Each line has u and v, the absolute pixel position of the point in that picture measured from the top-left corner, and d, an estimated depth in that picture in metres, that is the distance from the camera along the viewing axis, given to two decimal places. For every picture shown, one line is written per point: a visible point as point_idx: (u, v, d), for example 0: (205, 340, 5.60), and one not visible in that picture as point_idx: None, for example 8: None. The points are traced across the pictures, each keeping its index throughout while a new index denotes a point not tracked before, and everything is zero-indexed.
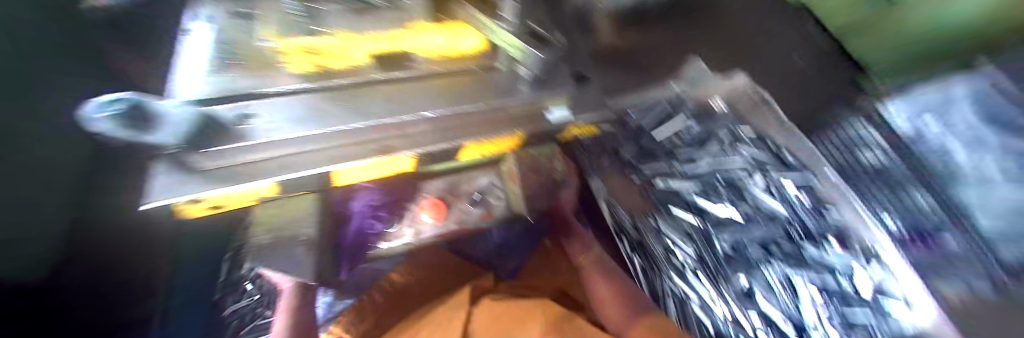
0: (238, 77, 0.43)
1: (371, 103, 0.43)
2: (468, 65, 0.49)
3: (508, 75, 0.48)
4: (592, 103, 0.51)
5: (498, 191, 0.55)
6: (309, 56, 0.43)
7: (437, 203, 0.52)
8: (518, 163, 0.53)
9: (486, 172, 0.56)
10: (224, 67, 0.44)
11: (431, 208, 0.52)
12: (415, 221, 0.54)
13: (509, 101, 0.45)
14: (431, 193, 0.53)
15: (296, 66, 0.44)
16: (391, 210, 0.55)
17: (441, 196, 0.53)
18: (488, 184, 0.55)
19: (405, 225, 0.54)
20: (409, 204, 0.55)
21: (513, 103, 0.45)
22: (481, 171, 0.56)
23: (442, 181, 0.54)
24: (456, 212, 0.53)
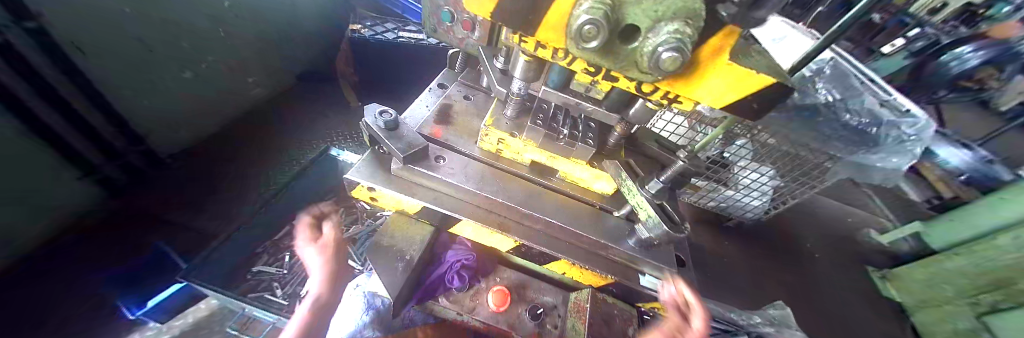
0: (440, 125, 0.58)
1: (512, 189, 0.54)
2: (592, 200, 0.58)
3: (621, 227, 0.55)
4: None
5: (557, 315, 0.55)
6: (499, 144, 0.55)
7: (504, 292, 0.55)
8: (592, 303, 0.54)
9: (554, 292, 0.58)
10: (433, 114, 0.61)
11: (496, 295, 0.54)
12: (478, 298, 0.54)
13: (616, 248, 0.52)
14: (502, 281, 0.57)
15: (483, 144, 0.56)
16: (472, 277, 0.56)
17: (509, 287, 0.56)
18: (551, 303, 0.56)
19: (468, 297, 0.54)
20: (482, 278, 0.56)
21: (617, 250, 0.52)
22: (550, 287, 0.58)
23: (516, 273, 0.59)
24: (514, 311, 0.54)
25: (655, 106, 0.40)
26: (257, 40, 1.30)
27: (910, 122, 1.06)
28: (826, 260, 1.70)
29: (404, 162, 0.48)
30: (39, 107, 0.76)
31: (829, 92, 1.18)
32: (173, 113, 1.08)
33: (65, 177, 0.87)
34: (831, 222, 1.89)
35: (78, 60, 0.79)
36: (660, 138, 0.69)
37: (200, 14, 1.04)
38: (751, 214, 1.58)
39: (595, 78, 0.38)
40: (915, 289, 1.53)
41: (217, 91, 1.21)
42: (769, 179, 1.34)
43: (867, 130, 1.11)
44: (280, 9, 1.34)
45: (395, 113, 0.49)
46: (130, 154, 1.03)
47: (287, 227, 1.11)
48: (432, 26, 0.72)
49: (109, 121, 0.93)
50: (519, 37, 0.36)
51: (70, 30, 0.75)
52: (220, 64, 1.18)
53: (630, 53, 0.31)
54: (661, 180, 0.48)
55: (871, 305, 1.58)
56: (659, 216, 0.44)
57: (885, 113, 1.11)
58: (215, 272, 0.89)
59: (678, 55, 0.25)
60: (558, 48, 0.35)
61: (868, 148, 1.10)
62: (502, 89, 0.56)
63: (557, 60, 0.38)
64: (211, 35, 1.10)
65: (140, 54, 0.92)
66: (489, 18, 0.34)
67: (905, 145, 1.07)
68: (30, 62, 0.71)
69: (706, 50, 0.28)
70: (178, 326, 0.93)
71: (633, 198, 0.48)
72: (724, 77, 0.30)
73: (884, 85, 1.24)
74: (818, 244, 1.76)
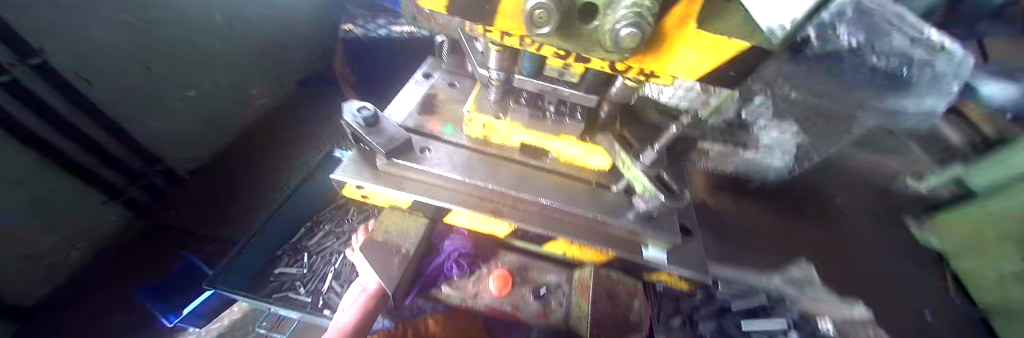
0: (427, 117, 0.58)
1: (502, 174, 0.53)
2: (588, 178, 0.55)
3: (621, 202, 0.53)
4: (692, 260, 0.51)
5: (562, 292, 0.56)
6: (485, 129, 0.53)
7: (506, 275, 0.55)
8: (596, 280, 0.53)
9: (558, 270, 0.58)
10: (418, 105, 0.60)
11: (498, 278, 0.55)
12: (480, 283, 0.55)
13: (614, 223, 0.50)
14: (504, 264, 0.58)
15: (470, 131, 0.55)
16: (471, 263, 0.57)
17: (509, 270, 0.57)
18: (555, 282, 0.57)
19: (470, 283, 0.55)
20: (483, 264, 0.57)
21: (615, 225, 0.50)
22: (554, 267, 0.58)
23: (518, 257, 0.59)
24: (518, 293, 0.55)
25: (634, 84, 0.38)
26: (255, 50, 1.31)
27: (947, 58, 0.96)
28: (858, 215, 1.60)
29: (387, 157, 0.48)
30: (53, 137, 0.80)
31: (853, 36, 0.98)
32: (183, 131, 1.12)
33: (93, 199, 0.93)
34: (862, 175, 1.77)
35: (84, 89, 0.82)
36: None
37: (196, 31, 1.05)
38: (774, 174, 1.50)
39: (567, 62, 0.35)
40: (957, 237, 1.43)
41: (222, 105, 1.24)
42: (794, 138, 1.26)
43: (898, 73, 0.98)
44: (274, 15, 1.34)
45: (374, 108, 0.49)
46: (154, 176, 1.11)
47: (302, 229, 1.12)
48: (411, 14, 0.69)
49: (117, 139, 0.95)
50: (482, 29, 0.34)
51: (76, 59, 0.77)
52: (222, 78, 1.19)
53: (592, 33, 0.28)
54: (654, 150, 0.42)
55: (910, 257, 1.50)
56: (655, 185, 0.42)
57: (917, 52, 0.97)
58: (239, 279, 0.94)
59: (637, 31, 0.22)
60: (522, 35, 0.32)
61: (897, 94, 1.01)
62: (483, 72, 0.53)
63: (526, 47, 0.36)
64: (210, 50, 1.12)
65: (144, 76, 0.94)
66: (445, 12, 0.31)
67: (941, 82, 0.97)
68: (39, 95, 0.75)
69: (671, 17, 0.26)
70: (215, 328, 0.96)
71: (629, 171, 0.46)
72: (689, 46, 0.28)
73: (915, 19, 1.07)
74: (850, 198, 1.66)
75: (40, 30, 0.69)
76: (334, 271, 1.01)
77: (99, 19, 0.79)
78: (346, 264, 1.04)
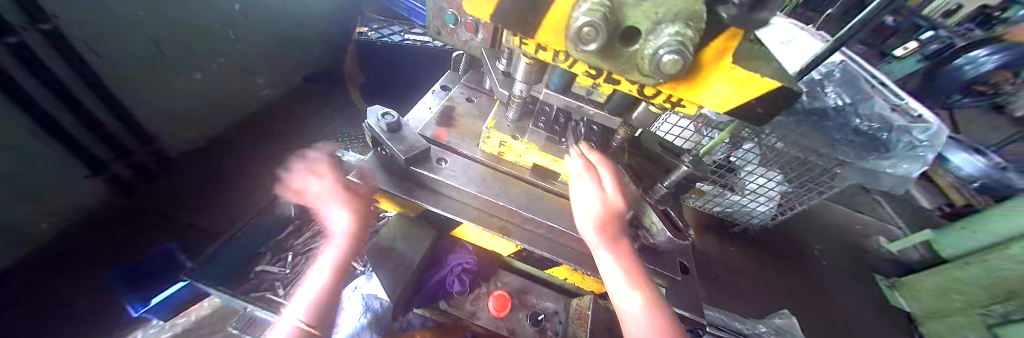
0: (444, 128, 0.59)
1: (514, 193, 0.53)
2: None
3: None
4: (688, 299, 0.52)
5: (559, 321, 0.55)
6: (501, 146, 0.54)
7: (504, 297, 0.55)
8: (595, 310, 0.52)
9: (555, 297, 0.58)
10: (436, 116, 0.61)
11: (497, 299, 0.54)
12: (479, 302, 0.55)
13: None
14: (503, 285, 0.57)
15: (485, 147, 0.56)
16: (473, 280, 0.56)
17: (509, 292, 0.57)
18: (553, 309, 0.56)
19: (467, 301, 0.55)
20: (481, 283, 0.57)
21: None
22: (552, 293, 0.58)
23: (517, 279, 0.59)
24: (515, 318, 0.54)
25: (658, 109, 0.40)
26: (269, 44, 1.34)
27: (921, 127, 1.02)
28: (833, 268, 1.67)
29: (405, 165, 0.48)
30: (54, 105, 0.78)
31: (839, 96, 1.16)
32: (181, 113, 1.09)
33: (79, 177, 0.87)
34: (839, 230, 1.85)
35: (92, 61, 0.81)
36: (664, 142, 0.68)
37: (211, 15, 1.06)
38: (757, 219, 1.55)
39: (596, 81, 0.38)
40: (927, 299, 1.48)
41: (227, 92, 1.23)
42: (776, 184, 1.34)
43: (877, 135, 1.08)
44: (290, 10, 1.37)
45: (398, 115, 0.50)
46: (143, 155, 1.03)
47: (289, 228, 1.11)
48: (435, 29, 0.72)
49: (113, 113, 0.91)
50: (520, 40, 0.36)
51: (91, 30, 0.78)
52: (231, 65, 1.20)
53: (631, 56, 0.30)
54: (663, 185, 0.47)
55: (883, 316, 1.54)
56: (663, 223, 0.44)
57: (894, 119, 1.08)
58: (218, 271, 0.90)
59: (680, 57, 0.25)
60: (559, 51, 0.35)
61: (880, 154, 1.07)
62: (504, 92, 0.57)
63: (558, 63, 0.38)
64: (221, 37, 1.13)
65: (153, 55, 0.94)
66: (489, 21, 0.34)
67: (918, 150, 1.03)
68: (47, 64, 0.73)
69: (707, 52, 0.28)
70: (181, 323, 0.96)
71: (637, 205, 0.48)
72: (727, 80, 0.29)
73: (894, 88, 1.21)
74: (826, 251, 1.73)
75: None
76: (317, 275, 1.00)
77: None
78: None
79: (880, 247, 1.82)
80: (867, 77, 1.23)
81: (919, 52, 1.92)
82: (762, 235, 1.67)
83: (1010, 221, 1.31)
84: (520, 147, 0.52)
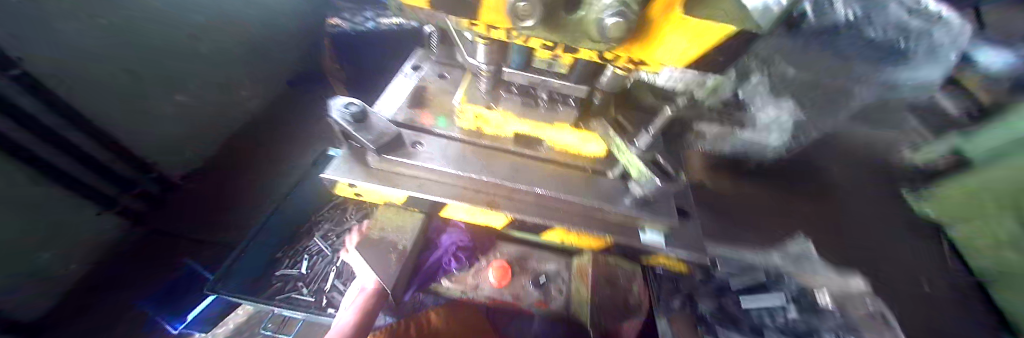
0: (416, 109, 0.57)
1: (497, 167, 0.52)
2: (584, 165, 0.55)
3: (618, 188, 0.52)
4: (690, 243, 0.50)
5: (562, 280, 0.57)
6: (476, 119, 0.53)
7: (504, 267, 0.56)
8: (595, 266, 0.54)
9: (556, 260, 0.59)
10: (407, 99, 0.58)
11: (497, 270, 0.55)
12: (480, 275, 0.55)
13: (612, 209, 0.49)
14: (502, 256, 0.58)
15: (461, 122, 0.54)
16: (469, 256, 0.57)
17: (509, 262, 0.57)
18: (553, 270, 0.58)
19: (469, 275, 0.55)
20: (481, 256, 0.58)
21: (613, 211, 0.49)
22: (553, 256, 0.59)
23: (516, 248, 0.59)
24: (518, 284, 0.55)
25: (625, 71, 0.37)
26: (241, 54, 1.29)
27: (942, 28, 0.99)
28: (853, 190, 1.61)
29: (378, 155, 0.47)
30: (41, 149, 0.78)
31: (848, 7, 1.04)
32: (172, 137, 1.09)
33: (88, 215, 0.91)
34: (858, 151, 1.77)
35: (71, 99, 0.80)
36: (655, 83, 0.63)
37: (175, 32, 1.02)
38: (771, 154, 1.42)
39: (556, 54, 0.35)
40: None
41: (212, 110, 1.21)
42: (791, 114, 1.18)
43: (895, 45, 1.02)
44: (255, 14, 1.31)
45: (363, 103, 0.48)
46: (146, 182, 1.07)
47: (299, 231, 1.13)
48: (396, 5, 0.67)
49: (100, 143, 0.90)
50: (467, 22, 0.33)
51: (59, 66, 0.76)
52: (209, 81, 1.17)
53: (578, 24, 0.28)
54: (649, 134, 0.42)
55: (907, 228, 1.51)
56: (652, 170, 0.42)
57: (912, 23, 1.02)
58: (237, 283, 0.95)
59: (625, 19, 0.22)
60: (508, 29, 0.32)
61: (896, 65, 1.03)
62: (472, 60, 0.53)
63: (514, 41, 0.34)
64: (192, 54, 1.09)
65: (129, 83, 0.93)
66: (424, 8, 0.30)
67: (938, 53, 0.99)
68: (26, 109, 0.73)
69: (657, 5, 0.25)
70: (221, 332, 1.01)
71: (625, 157, 0.46)
72: (682, 35, 0.27)
73: None
74: (846, 175, 1.67)
75: (20, 36, 0.67)
76: (336, 270, 1.02)
77: (76, 24, 0.76)
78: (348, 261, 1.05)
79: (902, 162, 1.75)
80: None
81: None
82: (777, 168, 1.60)
83: None
84: (496, 117, 0.51)
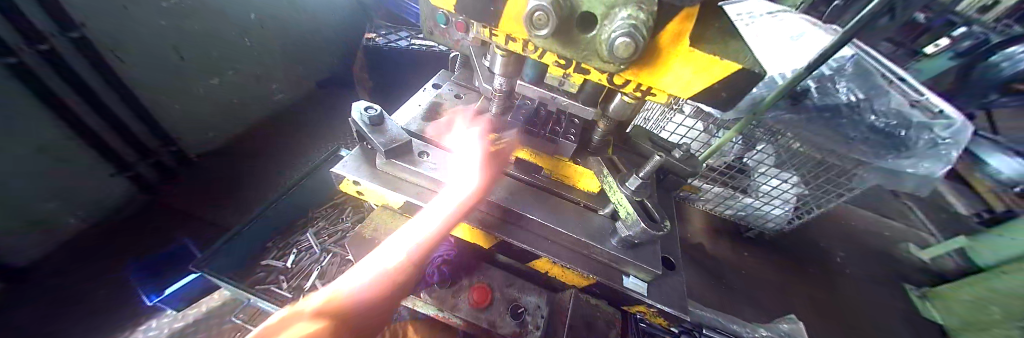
0: (430, 124, 0.61)
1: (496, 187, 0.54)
2: (578, 199, 0.58)
3: (606, 226, 0.54)
4: (672, 296, 0.51)
5: (540, 315, 0.60)
6: (483, 140, 0.56)
7: (483, 290, 0.61)
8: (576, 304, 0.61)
9: (538, 292, 0.64)
10: (423, 112, 0.63)
11: (477, 292, 0.60)
12: (460, 295, 0.60)
13: (598, 248, 0.51)
14: (484, 279, 0.63)
15: (468, 141, 0.57)
16: (453, 274, 0.61)
17: (489, 286, 0.62)
18: (534, 304, 0.61)
19: (450, 295, 0.60)
20: (464, 276, 0.63)
21: (599, 249, 0.51)
22: (534, 288, 0.64)
23: (500, 274, 0.65)
24: (494, 311, 0.59)
25: (631, 99, 0.40)
26: (282, 50, 1.39)
27: (943, 124, 0.98)
28: (856, 275, 1.56)
29: (386, 157, 0.50)
30: (79, 107, 0.84)
31: (851, 92, 1.11)
32: (202, 115, 1.17)
33: (104, 174, 0.96)
34: (865, 236, 1.73)
35: (116, 67, 0.89)
36: (655, 136, 0.67)
37: (228, 24, 1.13)
38: (772, 224, 1.49)
39: (567, 71, 0.38)
40: (959, 309, 1.37)
41: (241, 96, 1.29)
42: (792, 186, 1.29)
43: (895, 132, 1.02)
44: (303, 19, 1.43)
45: (381, 109, 0.52)
46: (162, 153, 1.12)
47: (293, 226, 1.16)
48: (428, 29, 0.74)
49: (131, 109, 0.97)
50: (489, 31, 0.37)
51: (111, 36, 0.84)
52: (246, 71, 1.27)
53: (591, 42, 0.30)
54: (640, 176, 0.44)
55: (909, 325, 1.43)
56: (638, 213, 0.43)
57: (914, 115, 1.03)
58: (226, 264, 0.95)
59: (630, 40, 0.25)
60: (525, 40, 0.35)
61: (897, 153, 1.00)
62: (488, 87, 0.61)
63: (529, 54, 0.38)
64: (238, 45, 1.20)
65: (174, 61, 1.01)
66: (452, 11, 0.34)
67: (938, 148, 0.97)
68: (73, 69, 0.80)
69: (666, 35, 0.28)
70: (191, 315, 0.98)
71: (615, 196, 0.48)
72: (687, 66, 0.29)
73: (916, 84, 1.15)
74: (850, 258, 1.62)
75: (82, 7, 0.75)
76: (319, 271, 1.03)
77: (136, 4, 0.86)
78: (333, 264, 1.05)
79: (910, 256, 1.69)
80: (885, 73, 1.17)
81: (952, 48, 1.82)
82: (777, 238, 1.59)
83: None
84: (500, 141, 0.54)
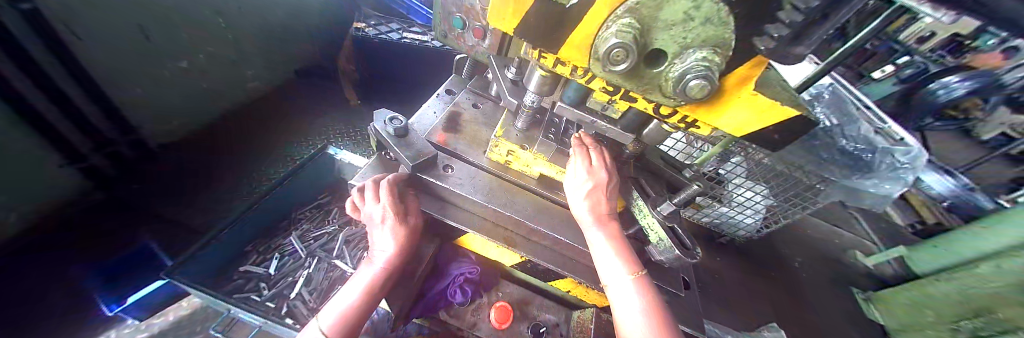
0: (451, 135, 0.59)
1: (520, 203, 0.53)
2: None
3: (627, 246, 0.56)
4: (688, 316, 0.54)
5: (559, 333, 0.62)
6: (509, 155, 0.55)
7: (506, 308, 0.61)
8: (595, 322, 0.57)
9: (557, 310, 0.65)
10: (442, 121, 0.61)
11: (499, 311, 0.61)
12: (480, 313, 0.61)
13: None
14: (504, 297, 0.64)
15: (492, 155, 0.56)
16: (474, 291, 0.61)
17: (511, 303, 0.63)
18: (553, 321, 0.63)
19: (469, 313, 0.61)
20: (484, 293, 0.63)
21: None
22: (554, 306, 0.65)
23: (517, 290, 0.65)
24: (515, 329, 0.60)
25: (671, 128, 0.40)
26: (260, 34, 1.28)
27: (904, 150, 1.06)
28: (814, 281, 1.71)
29: (412, 171, 0.49)
30: (26, 90, 0.73)
31: (828, 117, 1.23)
32: (168, 102, 1.05)
33: (50, 166, 0.83)
34: (821, 244, 1.90)
35: (75, 47, 0.77)
36: (667, 156, 0.69)
37: (202, 2, 1.02)
38: (743, 232, 1.59)
39: (613, 97, 0.38)
40: (899, 312, 1.55)
41: (213, 83, 1.18)
42: (763, 198, 1.34)
43: (861, 155, 1.13)
44: (283, 1, 1.32)
45: (405, 119, 0.51)
46: (122, 143, 0.99)
47: (280, 228, 1.09)
48: (442, 32, 0.72)
49: (88, 93, 0.85)
50: (539, 53, 0.36)
51: (71, 12, 0.73)
52: (219, 55, 1.15)
53: (654, 77, 0.30)
54: (673, 202, 0.48)
55: (857, 324, 1.60)
56: (671, 240, 0.44)
57: (879, 141, 1.14)
58: (203, 270, 0.88)
59: (706, 83, 0.25)
60: (579, 66, 0.35)
61: (862, 174, 1.10)
62: (514, 99, 0.54)
63: (576, 78, 0.38)
64: (212, 26, 1.08)
65: (139, 42, 0.90)
66: (512, 33, 0.33)
67: (897, 172, 1.07)
68: (23, 45, 0.69)
69: (730, 81, 0.29)
70: (156, 325, 0.93)
71: (645, 219, 0.49)
72: (746, 107, 0.30)
73: (881, 113, 1.28)
74: (809, 264, 1.78)
75: None
76: (305, 277, 0.96)
77: None
78: (320, 271, 0.99)
79: (857, 262, 1.87)
80: (854, 100, 1.29)
81: (895, 75, 2.11)
82: (748, 245, 1.71)
83: (974, 243, 1.41)
84: (528, 157, 0.53)
